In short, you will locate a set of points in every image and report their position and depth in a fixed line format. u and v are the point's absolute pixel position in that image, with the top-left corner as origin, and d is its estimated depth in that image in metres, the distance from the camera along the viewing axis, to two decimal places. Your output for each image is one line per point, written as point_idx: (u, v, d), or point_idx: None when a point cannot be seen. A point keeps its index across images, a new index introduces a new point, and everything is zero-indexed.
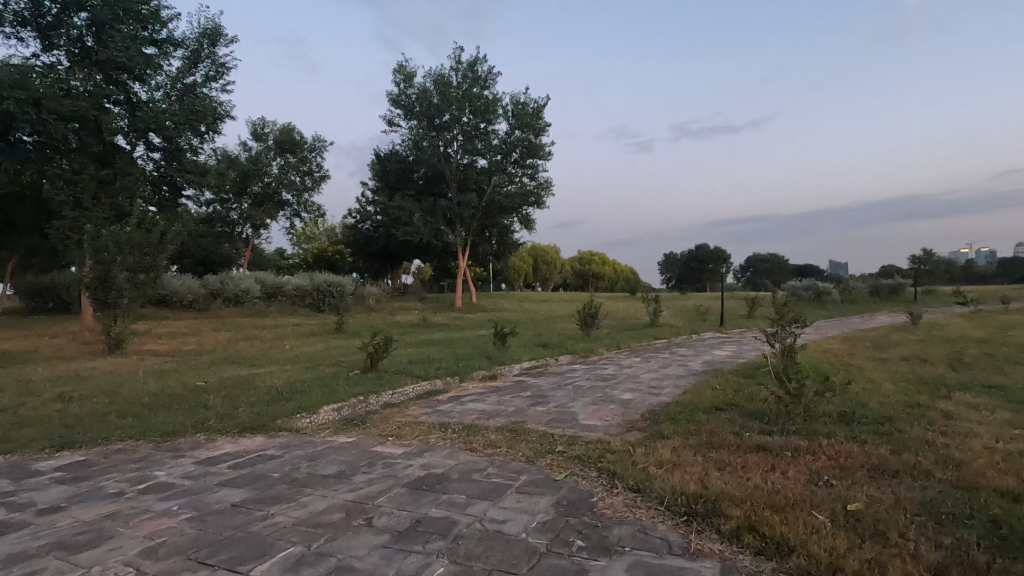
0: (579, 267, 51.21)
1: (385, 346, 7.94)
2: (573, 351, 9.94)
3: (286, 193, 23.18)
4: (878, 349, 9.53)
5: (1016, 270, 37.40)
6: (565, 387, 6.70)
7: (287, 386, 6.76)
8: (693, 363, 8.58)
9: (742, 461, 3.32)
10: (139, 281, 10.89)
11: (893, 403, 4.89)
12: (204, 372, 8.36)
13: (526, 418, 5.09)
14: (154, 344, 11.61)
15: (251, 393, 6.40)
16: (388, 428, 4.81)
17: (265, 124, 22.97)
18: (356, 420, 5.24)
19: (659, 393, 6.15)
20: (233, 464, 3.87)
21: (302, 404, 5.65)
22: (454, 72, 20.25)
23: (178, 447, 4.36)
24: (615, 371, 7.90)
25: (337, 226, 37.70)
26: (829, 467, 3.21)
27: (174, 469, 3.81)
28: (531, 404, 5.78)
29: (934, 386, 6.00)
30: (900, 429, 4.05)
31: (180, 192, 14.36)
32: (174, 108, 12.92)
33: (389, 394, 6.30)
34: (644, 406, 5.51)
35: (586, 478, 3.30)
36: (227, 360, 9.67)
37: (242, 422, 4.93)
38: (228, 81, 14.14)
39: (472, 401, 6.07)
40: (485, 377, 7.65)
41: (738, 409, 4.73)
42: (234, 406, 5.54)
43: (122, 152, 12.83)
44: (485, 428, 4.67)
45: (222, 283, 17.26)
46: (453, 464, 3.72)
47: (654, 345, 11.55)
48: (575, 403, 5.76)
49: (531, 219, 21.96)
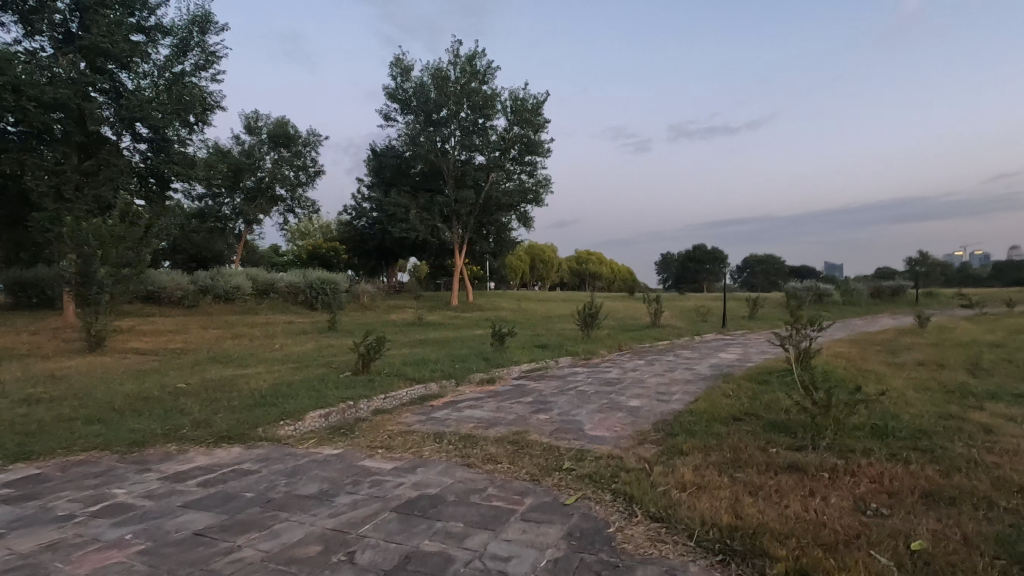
0: (576, 265, 50.87)
1: (377, 347, 7.53)
2: (575, 353, 9.54)
3: (279, 188, 22.74)
4: (891, 353, 9.13)
5: (1011, 271, 37.11)
6: (567, 393, 6.30)
7: (273, 389, 6.35)
8: (700, 367, 8.18)
9: (776, 483, 2.95)
10: (122, 277, 10.45)
11: (924, 414, 4.52)
12: (187, 372, 7.91)
13: (528, 427, 4.70)
14: (138, 342, 11.13)
15: (233, 397, 5.97)
16: (378, 438, 4.42)
17: (258, 117, 22.47)
18: (344, 428, 4.84)
19: (668, 399, 5.76)
20: (202, 482, 3.46)
21: (287, 409, 5.25)
22: (452, 66, 19.81)
23: (144, 460, 3.95)
24: (619, 375, 7.51)
25: (332, 223, 37.22)
26: (875, 494, 2.84)
27: (136, 487, 3.39)
28: (533, 411, 5.37)
29: (960, 395, 5.63)
30: (941, 445, 3.68)
31: (167, 184, 13.87)
32: (162, 97, 12.42)
33: (381, 399, 5.90)
34: (654, 414, 5.12)
35: (600, 503, 2.92)
36: (212, 359, 9.24)
37: (219, 431, 4.52)
38: (218, 70, 13.68)
39: (469, 407, 5.67)
40: (483, 380, 7.26)
41: (758, 422, 4.36)
42: (212, 412, 5.12)
43: (108, 143, 12.38)
44: (484, 440, 4.27)
45: (212, 279, 16.79)
46: (449, 483, 3.33)
47: (657, 347, 11.17)
48: (580, 410, 5.36)
49: (529, 216, 21.56)
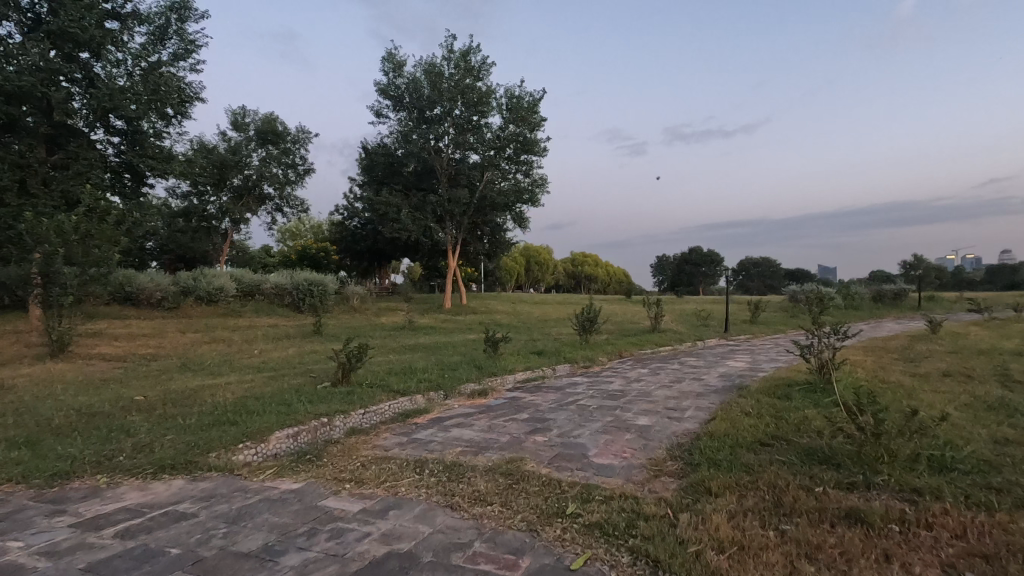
0: (572, 267, 50.23)
1: (359, 356, 6.85)
2: (573, 361, 8.90)
3: (267, 186, 22.00)
4: (910, 362, 8.54)
5: (1004, 276, 36.74)
6: (567, 409, 5.65)
7: (239, 403, 5.69)
8: (709, 377, 7.55)
9: (840, 545, 2.33)
10: (89, 278, 9.69)
11: (980, 439, 3.93)
12: (151, 382, 7.23)
13: (523, 454, 4.06)
14: (107, 347, 10.40)
15: (192, 413, 5.28)
16: (347, 467, 3.78)
17: (246, 114, 21.71)
18: (310, 453, 4.20)
19: (681, 418, 5.12)
20: (120, 531, 2.80)
21: (248, 429, 4.59)
22: (446, 62, 19.16)
23: (63, 498, 3.29)
24: (622, 387, 6.87)
25: (323, 223, 36.48)
26: (969, 558, 2.24)
27: (36, 539, 2.73)
28: (529, 432, 4.72)
29: (1005, 412, 5.05)
30: (1017, 481, 3.09)
31: (143, 180, 13.15)
32: (137, 86, 11.70)
33: (359, 416, 5.26)
34: (667, 436, 4.49)
35: (616, 568, 2.30)
36: (183, 367, 8.54)
37: (164, 459, 3.85)
38: (197, 60, 12.98)
39: (457, 426, 5.02)
40: (474, 393, 6.63)
41: (791, 449, 3.78)
42: (160, 434, 4.46)
43: (79, 136, 11.66)
44: (472, 471, 3.64)
45: (194, 280, 16.04)
46: (427, 534, 2.69)
47: (659, 354, 10.54)
48: (582, 431, 4.71)
49: (525, 217, 20.96)
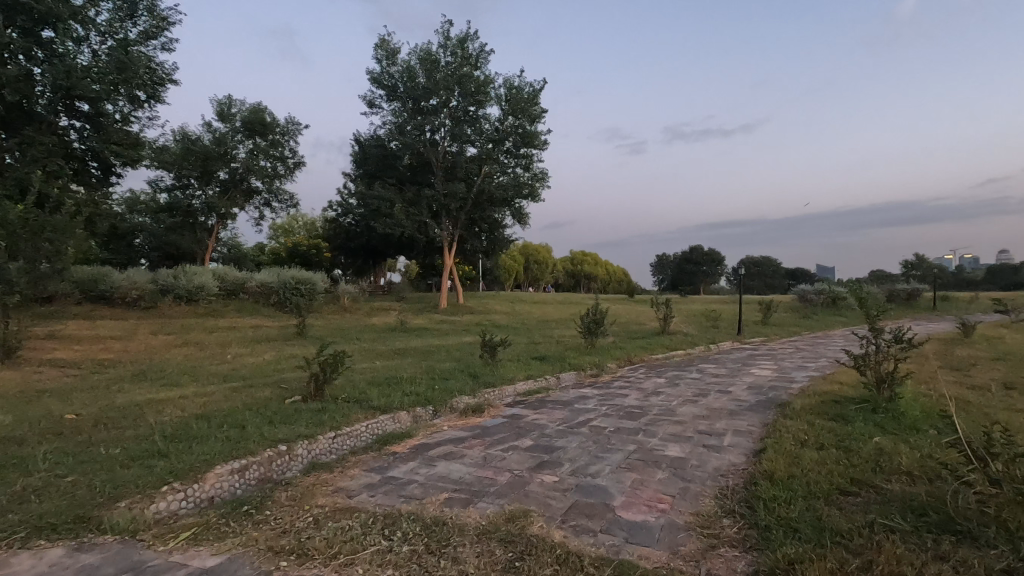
0: (570, 266, 49.39)
1: (333, 367, 5.85)
2: (580, 368, 7.92)
3: (255, 179, 20.94)
4: (960, 372, 7.56)
5: (1006, 276, 35.85)
6: (579, 433, 4.65)
7: (184, 425, 4.68)
8: (737, 390, 6.57)
9: None
10: (41, 274, 8.62)
11: None
12: (96, 396, 6.22)
13: (528, 505, 3.08)
14: (65, 351, 9.40)
15: (123, 441, 4.27)
16: (288, 527, 2.80)
17: (232, 104, 20.61)
18: (249, 502, 3.21)
19: (721, 447, 4.14)
20: None
21: (177, 464, 3.59)
22: (441, 49, 18.17)
23: None
24: (639, 402, 5.88)
25: (316, 220, 35.47)
26: None
27: None
28: (534, 468, 3.74)
29: None
30: None
31: (110, 168, 12.14)
32: (100, 65, 10.70)
33: (326, 444, 4.28)
34: (710, 475, 3.53)
35: None
36: (140, 376, 7.53)
37: (49, 515, 2.87)
38: (169, 39, 12.00)
39: (445, 458, 4.03)
40: (468, 410, 5.65)
41: (888, 503, 2.81)
42: (64, 474, 3.47)
43: (38, 120, 10.69)
44: (458, 535, 2.66)
45: (173, 279, 14.99)
46: None
47: (673, 360, 9.55)
48: (601, 467, 3.73)
49: (525, 214, 19.98)
